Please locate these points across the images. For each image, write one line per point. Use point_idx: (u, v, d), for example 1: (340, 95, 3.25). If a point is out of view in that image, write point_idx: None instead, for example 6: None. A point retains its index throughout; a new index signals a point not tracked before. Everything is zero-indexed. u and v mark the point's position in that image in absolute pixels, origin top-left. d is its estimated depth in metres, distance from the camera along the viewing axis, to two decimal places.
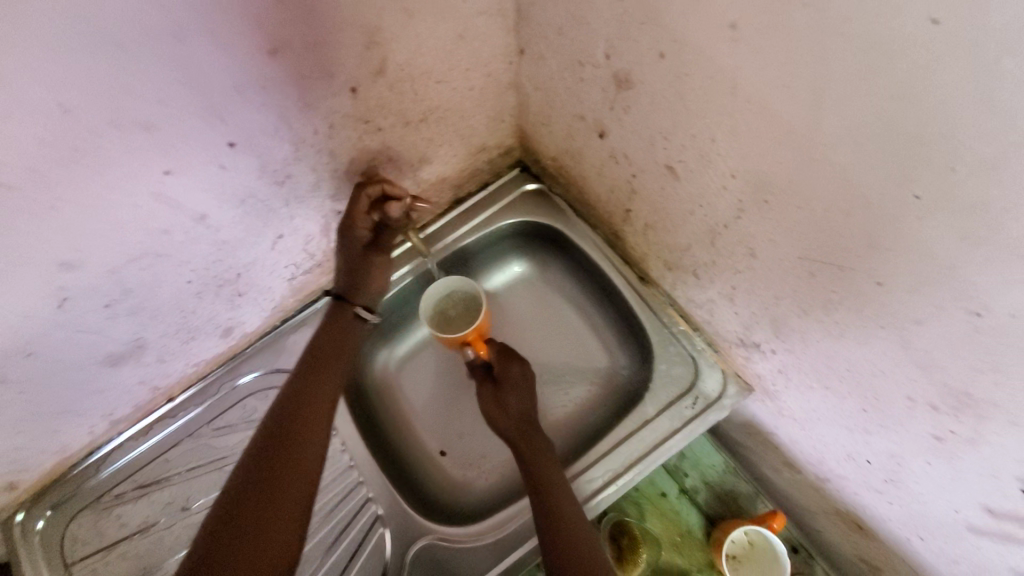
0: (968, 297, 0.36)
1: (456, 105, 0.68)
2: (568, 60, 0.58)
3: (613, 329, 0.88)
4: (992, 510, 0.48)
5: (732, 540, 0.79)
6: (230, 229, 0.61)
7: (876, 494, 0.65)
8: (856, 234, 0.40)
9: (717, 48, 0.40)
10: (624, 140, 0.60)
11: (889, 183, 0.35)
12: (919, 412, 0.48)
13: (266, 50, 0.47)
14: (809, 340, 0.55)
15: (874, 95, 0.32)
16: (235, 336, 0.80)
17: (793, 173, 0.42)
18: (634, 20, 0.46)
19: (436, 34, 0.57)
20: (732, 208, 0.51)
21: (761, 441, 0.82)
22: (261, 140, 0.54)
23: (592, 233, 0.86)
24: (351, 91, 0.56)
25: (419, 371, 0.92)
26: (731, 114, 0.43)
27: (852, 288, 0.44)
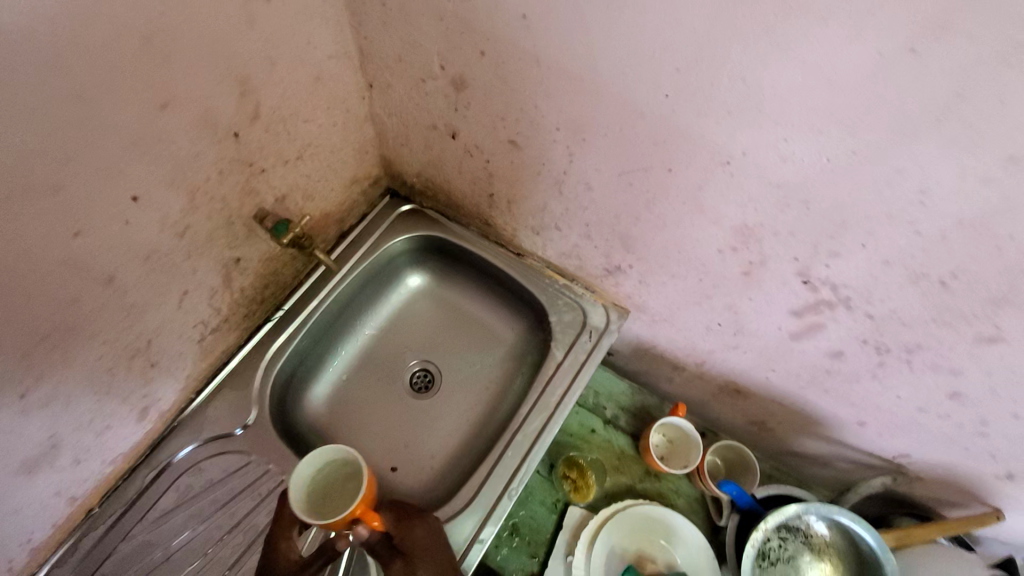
0: (717, 153, 0.55)
1: (324, 141, 0.79)
2: (410, 81, 0.73)
3: (508, 305, 1.01)
4: (796, 311, 0.69)
5: (656, 444, 0.95)
6: (138, 290, 0.64)
7: (733, 350, 0.85)
8: (644, 137, 0.59)
9: (519, 35, 0.57)
10: (472, 133, 0.75)
11: (649, 93, 0.54)
12: (729, 259, 0.68)
13: (158, 104, 0.54)
14: (648, 240, 0.73)
15: (620, 36, 0.51)
16: (150, 419, 0.78)
17: (594, 109, 0.60)
18: (455, 33, 0.62)
19: (296, 78, 0.68)
20: (565, 155, 0.68)
21: (648, 355, 1.00)
22: (160, 191, 0.59)
23: (467, 231, 0.99)
24: (234, 136, 0.64)
25: (346, 400, 0.96)
26: (542, 82, 0.60)
27: (657, 181, 0.63)
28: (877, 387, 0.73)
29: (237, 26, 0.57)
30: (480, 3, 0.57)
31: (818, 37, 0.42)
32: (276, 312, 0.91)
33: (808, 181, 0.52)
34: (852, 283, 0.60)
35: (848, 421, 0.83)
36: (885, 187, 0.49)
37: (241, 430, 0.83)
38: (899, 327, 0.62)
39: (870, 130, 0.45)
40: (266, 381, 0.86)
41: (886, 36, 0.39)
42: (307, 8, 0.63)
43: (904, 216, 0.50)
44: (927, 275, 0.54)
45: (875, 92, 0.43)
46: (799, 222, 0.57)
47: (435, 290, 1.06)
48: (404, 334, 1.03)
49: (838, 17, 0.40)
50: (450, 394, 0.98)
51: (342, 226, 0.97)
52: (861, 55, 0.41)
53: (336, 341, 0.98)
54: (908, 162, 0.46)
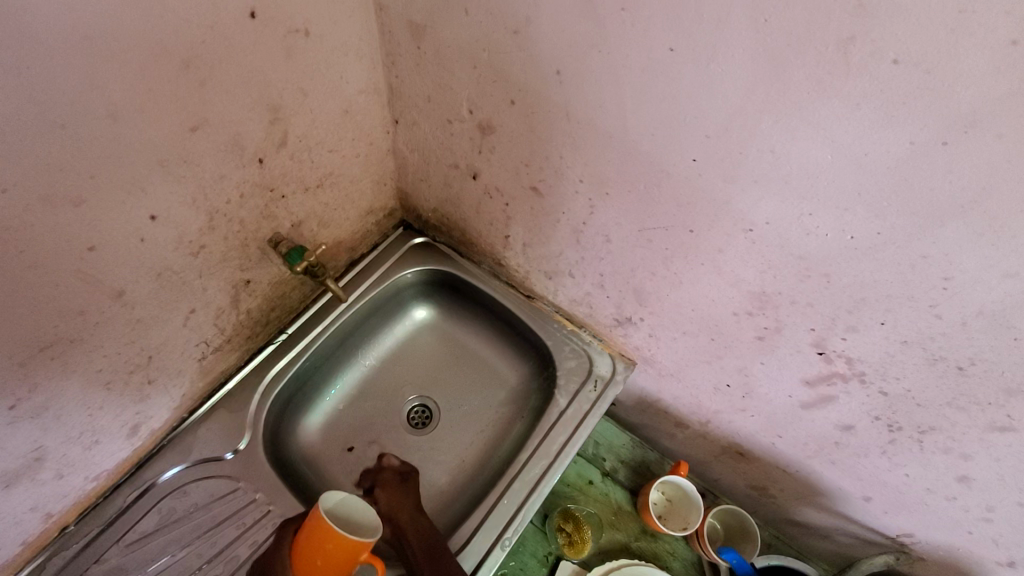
0: (739, 220, 0.55)
1: (347, 171, 0.79)
2: (438, 120, 0.74)
3: (513, 345, 1.00)
4: (810, 380, 0.68)
5: (655, 502, 0.92)
6: (146, 305, 0.63)
7: (740, 413, 0.83)
8: (668, 196, 0.59)
9: (550, 89, 0.58)
10: (494, 176, 0.76)
11: (676, 155, 0.54)
12: (744, 321, 0.67)
13: (187, 126, 0.54)
14: (662, 296, 0.73)
15: (653, 101, 0.52)
16: (140, 435, 0.76)
17: (619, 165, 0.60)
18: (488, 80, 0.63)
19: (326, 109, 0.69)
20: (585, 207, 0.69)
21: (651, 410, 0.99)
22: (180, 210, 0.59)
23: (478, 268, 0.99)
24: (258, 161, 0.65)
25: (341, 430, 0.94)
26: (569, 135, 0.61)
27: (676, 240, 0.63)
28: (886, 464, 0.71)
29: (276, 57, 0.58)
30: (516, 54, 0.58)
31: (850, 120, 0.42)
32: (280, 335, 0.90)
33: (830, 256, 0.52)
34: (867, 359, 0.60)
35: (853, 495, 0.81)
36: (907, 269, 0.49)
37: (230, 455, 0.81)
38: (913, 407, 0.61)
39: (897, 214, 0.45)
40: (263, 405, 0.85)
41: (918, 128, 0.40)
42: (345, 44, 0.65)
43: (925, 299, 0.50)
44: (944, 358, 0.53)
45: (904, 177, 0.43)
46: (818, 294, 0.57)
47: (441, 325, 1.05)
48: (405, 367, 1.01)
49: (872, 104, 0.40)
50: (447, 432, 0.96)
51: (354, 253, 0.97)
52: (892, 142, 0.41)
53: (337, 369, 0.96)
54: (933, 248, 0.46)
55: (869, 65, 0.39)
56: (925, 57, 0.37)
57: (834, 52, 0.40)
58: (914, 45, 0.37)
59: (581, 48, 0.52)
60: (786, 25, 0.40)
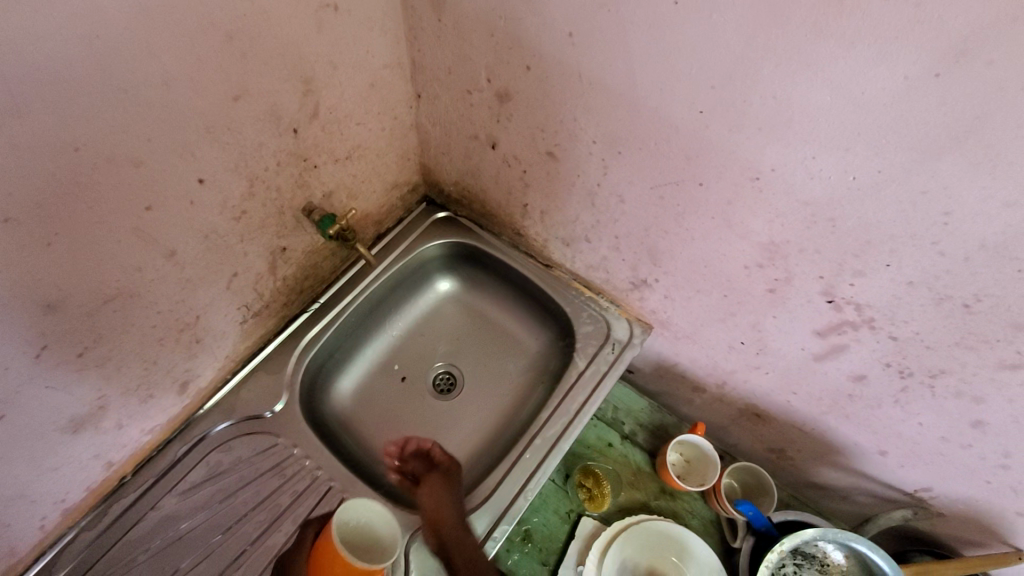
0: (747, 169, 0.58)
1: (373, 144, 0.84)
2: (458, 92, 0.78)
3: (533, 314, 1.04)
4: (821, 331, 0.70)
5: (673, 463, 0.96)
6: (194, 266, 0.68)
7: (755, 371, 0.86)
8: (679, 151, 0.62)
9: (563, 52, 0.61)
10: (512, 144, 0.79)
11: (684, 108, 0.57)
12: (755, 274, 0.69)
13: (230, 95, 0.59)
14: (676, 255, 0.76)
15: (660, 56, 0.55)
16: (189, 394, 0.82)
17: (631, 123, 0.63)
18: (504, 48, 0.66)
19: (353, 83, 0.73)
20: (600, 168, 0.72)
21: (668, 374, 1.01)
22: (223, 176, 0.65)
23: (499, 241, 1.03)
24: (293, 131, 0.70)
25: (371, 395, 0.99)
26: (583, 96, 0.64)
27: (686, 195, 0.66)
28: (900, 414, 0.73)
29: (309, 31, 0.63)
30: (531, 20, 0.61)
31: (847, 60, 0.45)
32: (312, 304, 0.95)
33: (835, 199, 0.55)
34: (876, 304, 0.62)
35: (870, 449, 0.83)
36: (909, 207, 0.51)
37: (270, 414, 0.86)
38: (922, 350, 0.63)
39: (897, 150, 0.47)
40: (299, 368, 0.90)
41: (911, 62, 0.42)
42: (370, 19, 0.69)
43: (927, 236, 0.52)
44: (950, 296, 0.55)
45: (902, 113, 0.45)
46: (825, 239, 0.59)
47: (463, 296, 1.08)
48: (430, 337, 1.06)
49: (866, 42, 0.43)
50: (471, 397, 1.00)
51: (381, 228, 1.02)
52: (887, 79, 0.44)
53: (366, 337, 1.01)
54: (932, 182, 0.48)
55: (862, 3, 0.41)
56: None
57: None
58: None
59: (591, 9, 0.56)
60: None
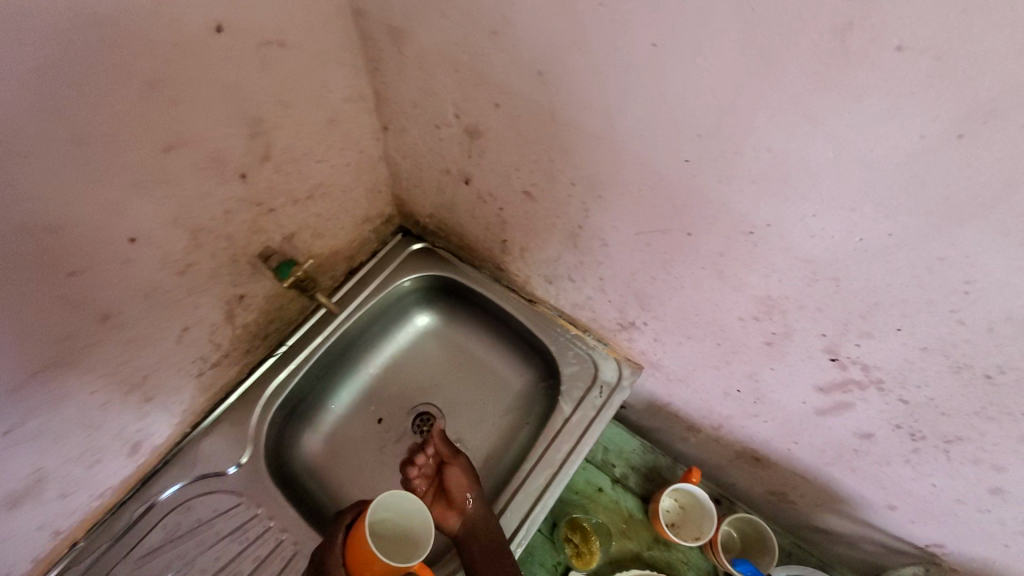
0: (740, 223, 0.52)
1: (337, 181, 0.78)
2: (426, 126, 0.72)
3: (517, 351, 0.98)
4: (824, 387, 0.64)
5: (667, 510, 0.90)
6: (136, 326, 0.62)
7: (753, 418, 0.79)
8: (663, 200, 0.56)
9: (534, 91, 0.55)
10: (486, 181, 0.73)
11: (667, 156, 0.51)
12: (751, 326, 0.63)
13: (161, 146, 0.53)
14: (665, 300, 0.70)
15: (638, 101, 0.48)
16: (143, 453, 0.76)
17: (610, 168, 0.57)
18: (471, 83, 0.60)
19: (308, 120, 0.67)
20: (580, 210, 0.66)
21: (662, 414, 0.95)
22: (162, 231, 0.58)
23: (480, 274, 0.97)
24: (241, 177, 0.63)
25: (345, 441, 0.93)
26: (557, 137, 0.58)
27: (674, 244, 0.60)
28: (910, 473, 0.67)
29: (251, 70, 0.57)
30: (496, 56, 0.55)
31: (853, 116, 0.38)
32: (280, 347, 0.89)
33: (839, 258, 0.48)
34: (885, 365, 0.56)
35: (878, 503, 0.77)
36: (923, 273, 0.45)
37: (233, 469, 0.80)
38: (937, 415, 0.57)
39: (909, 214, 0.41)
40: (265, 418, 0.84)
41: (929, 120, 0.36)
42: (324, 53, 0.63)
43: (946, 303, 0.46)
44: (969, 366, 0.49)
45: (916, 176, 0.39)
46: (827, 298, 0.53)
47: (444, 331, 1.02)
48: (410, 374, 0.99)
49: (876, 96, 0.37)
50: (451, 440, 0.94)
51: (353, 262, 0.96)
52: (899, 138, 0.38)
53: (339, 379, 0.95)
54: (952, 249, 0.41)
55: (870, 54, 0.35)
56: (933, 41, 0.33)
57: (830, 40, 0.36)
58: (919, 29, 0.33)
59: (561, 48, 0.49)
60: (774, 18, 0.37)
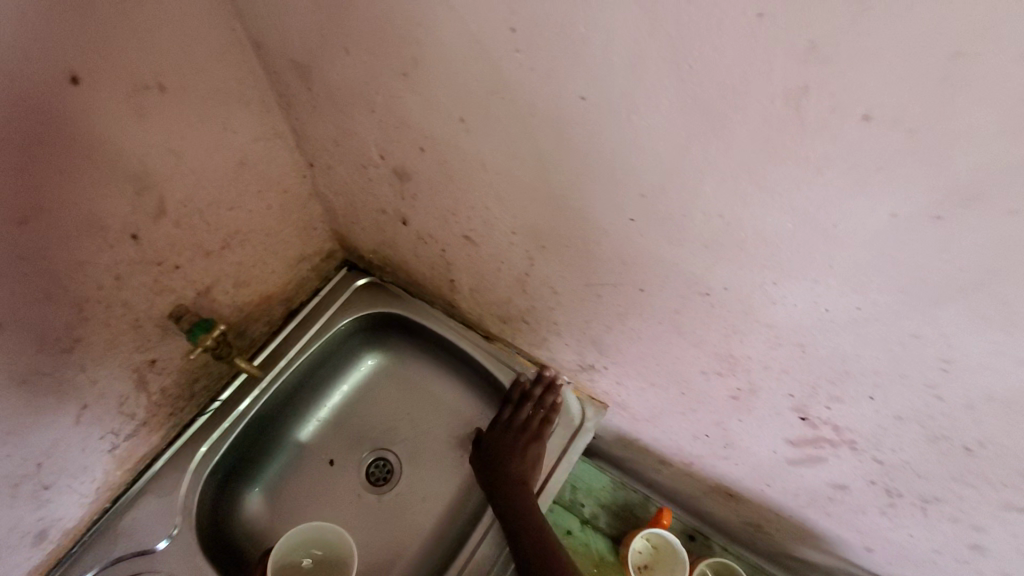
0: (695, 284, 0.46)
1: (258, 225, 0.70)
2: (351, 164, 0.64)
3: (475, 389, 0.91)
4: (795, 441, 0.59)
5: (637, 551, 0.86)
6: (14, 416, 0.54)
7: (724, 460, 0.74)
8: (610, 255, 0.49)
9: (457, 136, 0.48)
10: (423, 222, 0.66)
11: (609, 213, 0.44)
12: (714, 380, 0.57)
13: (16, 220, 0.44)
14: (623, 349, 0.64)
15: (571, 155, 0.42)
16: (51, 539, 0.68)
17: (550, 220, 0.50)
18: (390, 124, 0.53)
19: (211, 165, 0.59)
20: (524, 258, 0.59)
21: (631, 450, 0.89)
22: (31, 312, 0.50)
23: (431, 309, 0.90)
24: (132, 238, 0.55)
25: (289, 498, 0.85)
26: (490, 185, 0.51)
27: (625, 298, 0.54)
28: (887, 523, 0.63)
29: (126, 121, 0.48)
30: (411, 97, 0.47)
31: (814, 187, 0.32)
32: (212, 403, 0.81)
33: (803, 327, 0.43)
34: (858, 428, 0.51)
35: (854, 544, 0.73)
36: (897, 347, 0.39)
37: (162, 545, 0.72)
38: (914, 477, 0.52)
39: (880, 291, 0.36)
40: (196, 485, 0.76)
41: (901, 198, 0.30)
42: (219, 92, 0.55)
43: (921, 378, 0.41)
44: (947, 438, 0.44)
45: (888, 254, 0.33)
46: (793, 362, 0.47)
47: (398, 369, 0.94)
48: (362, 419, 0.91)
49: (839, 168, 0.30)
50: (407, 490, 0.86)
51: (291, 303, 0.88)
52: (867, 215, 0.32)
53: (282, 430, 0.87)
54: (928, 328, 0.36)
55: (829, 123, 0.29)
56: (905, 113, 0.27)
57: (782, 105, 0.29)
58: (888, 99, 0.27)
59: (481, 94, 0.42)
60: (717, 74, 0.30)
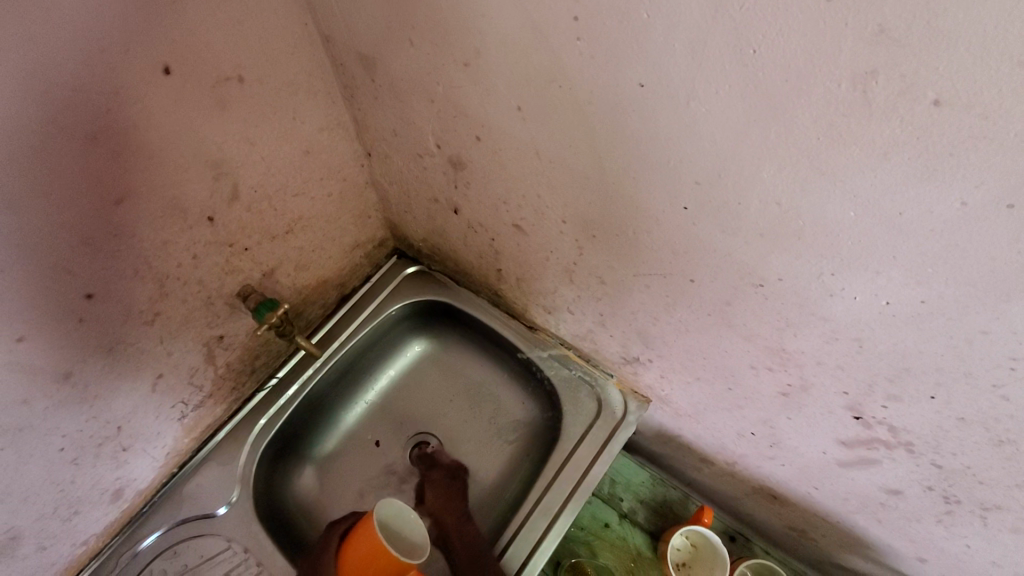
0: (748, 274, 0.46)
1: (318, 212, 0.74)
2: (408, 154, 0.67)
3: (518, 379, 0.92)
4: (847, 442, 0.57)
5: (677, 548, 0.85)
6: (101, 380, 0.59)
7: (769, 460, 0.73)
8: (661, 244, 0.50)
9: (513, 126, 0.50)
10: (475, 211, 0.68)
11: (663, 201, 0.45)
12: (763, 375, 0.57)
13: (111, 199, 0.49)
14: (670, 341, 0.64)
15: (626, 144, 0.42)
16: (126, 498, 0.74)
17: (601, 208, 0.51)
18: (448, 114, 0.55)
19: (280, 153, 0.62)
20: (573, 247, 0.60)
21: (673, 446, 0.89)
22: (120, 285, 0.54)
23: (477, 298, 0.92)
24: (208, 220, 0.59)
25: (338, 475, 0.88)
26: (543, 174, 0.52)
27: (675, 289, 0.54)
28: (943, 532, 0.61)
29: (209, 110, 0.52)
30: (471, 88, 0.49)
31: (879, 173, 0.32)
32: (270, 380, 0.86)
33: (861, 321, 0.42)
34: (915, 430, 0.49)
35: (906, 554, 0.70)
36: (961, 343, 0.38)
37: (222, 511, 0.77)
38: (974, 483, 0.50)
39: (945, 284, 0.35)
40: (254, 456, 0.81)
41: (972, 185, 0.29)
42: (290, 84, 0.58)
43: (987, 377, 0.39)
44: (1013, 442, 0.43)
45: (956, 246, 0.33)
46: (849, 357, 0.47)
47: (442, 358, 0.97)
48: (408, 403, 0.94)
49: (905, 153, 0.30)
50: (449, 474, 0.89)
51: (344, 289, 0.92)
52: (935, 202, 0.31)
53: (333, 409, 0.91)
54: (996, 324, 0.35)
55: (898, 107, 0.29)
56: (981, 96, 0.26)
57: (848, 90, 0.29)
58: (962, 83, 0.26)
59: (540, 84, 0.43)
60: (781, 60, 0.30)
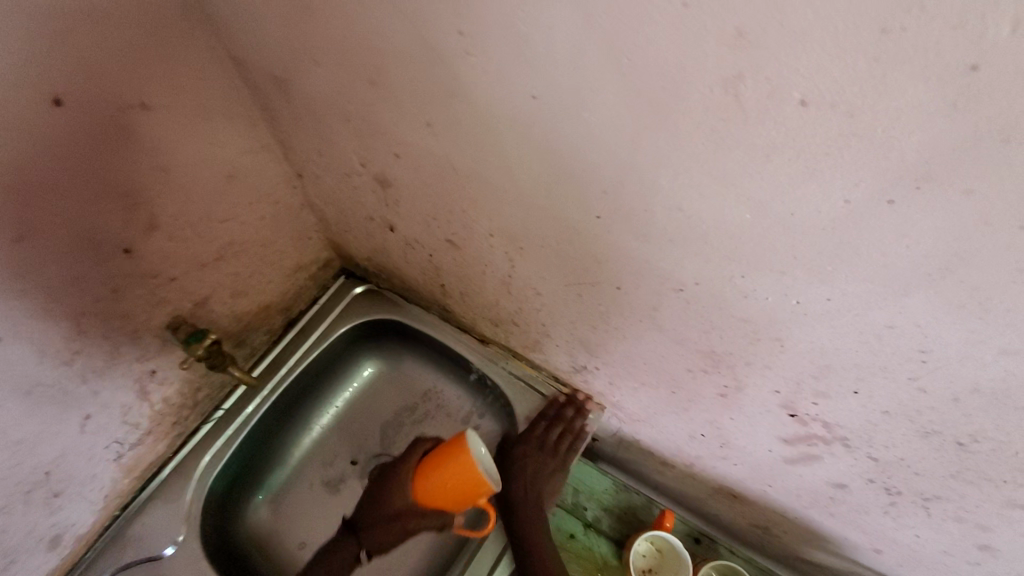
0: (667, 279, 0.45)
1: (251, 236, 0.72)
2: (335, 173, 0.65)
3: (473, 393, 0.91)
4: (788, 439, 0.57)
5: (640, 554, 0.84)
6: (22, 425, 0.56)
7: (723, 461, 0.72)
8: (584, 253, 0.49)
9: (426, 141, 0.49)
10: (410, 228, 0.67)
11: (577, 211, 0.44)
12: (700, 377, 0.56)
13: (9, 237, 0.46)
14: (611, 349, 0.63)
15: (532, 155, 0.42)
16: (65, 545, 0.70)
17: (522, 220, 0.50)
18: (365, 132, 0.54)
19: (200, 179, 0.61)
20: (505, 260, 0.59)
21: (632, 452, 0.88)
22: (33, 325, 0.52)
23: (427, 314, 0.91)
24: (125, 251, 0.57)
25: (293, 503, 0.86)
26: (463, 188, 0.52)
27: (605, 296, 0.53)
28: (891, 523, 0.61)
29: (112, 139, 0.50)
30: (381, 106, 0.48)
31: (764, 173, 0.32)
32: (215, 412, 0.83)
33: (776, 320, 0.42)
34: (847, 424, 0.49)
35: (863, 546, 0.70)
36: (872, 338, 0.38)
37: (169, 551, 0.73)
38: (910, 474, 0.50)
39: (848, 281, 0.35)
40: (201, 492, 0.78)
41: (851, 183, 0.29)
42: (203, 107, 0.57)
43: (902, 370, 0.39)
44: (938, 433, 0.43)
45: (847, 243, 0.33)
46: (774, 357, 0.46)
47: (397, 376, 0.95)
48: (363, 424, 0.92)
49: (784, 155, 0.30)
50: None
51: (291, 312, 0.89)
52: (820, 202, 0.31)
53: (285, 436, 0.89)
54: (900, 318, 0.35)
55: (769, 109, 0.28)
56: (843, 95, 0.26)
57: (721, 93, 0.29)
58: (825, 83, 0.26)
59: (442, 98, 0.43)
60: (655, 67, 0.30)
